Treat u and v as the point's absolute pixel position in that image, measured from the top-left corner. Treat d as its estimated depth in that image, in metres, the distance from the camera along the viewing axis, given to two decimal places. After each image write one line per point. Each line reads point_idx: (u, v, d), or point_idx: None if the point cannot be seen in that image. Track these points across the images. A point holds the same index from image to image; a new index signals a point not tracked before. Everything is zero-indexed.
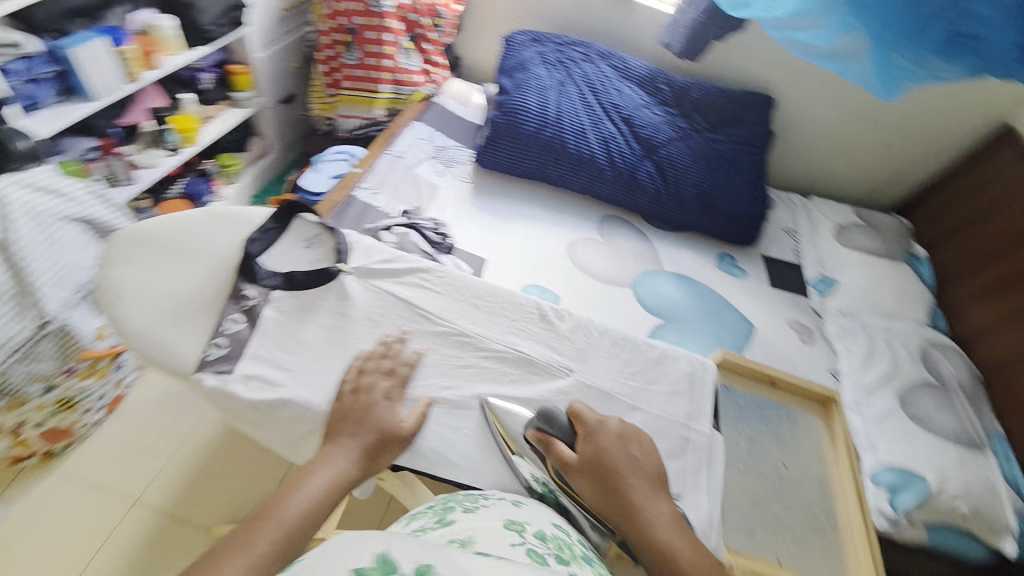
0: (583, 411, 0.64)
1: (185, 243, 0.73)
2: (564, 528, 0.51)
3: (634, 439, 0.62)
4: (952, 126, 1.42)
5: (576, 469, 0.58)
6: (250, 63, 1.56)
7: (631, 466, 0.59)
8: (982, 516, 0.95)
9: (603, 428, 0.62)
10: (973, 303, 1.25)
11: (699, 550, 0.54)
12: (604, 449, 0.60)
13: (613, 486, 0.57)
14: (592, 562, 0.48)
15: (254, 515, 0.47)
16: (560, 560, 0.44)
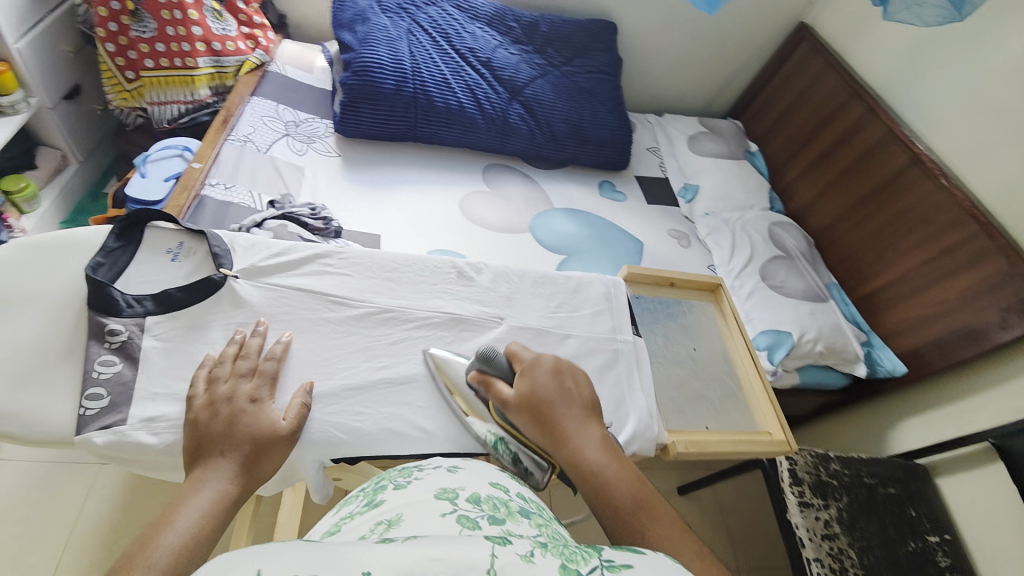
0: (521, 350, 0.65)
1: (5, 290, 0.59)
2: (502, 485, 0.47)
3: (568, 372, 0.64)
4: (762, 31, 1.63)
5: (514, 406, 0.59)
6: (9, 56, 1.20)
7: (563, 397, 0.61)
8: (835, 351, 1.21)
9: (537, 365, 0.63)
10: (798, 182, 1.51)
11: (625, 465, 0.56)
12: (538, 385, 0.61)
13: (547, 420, 0.58)
14: (531, 514, 0.44)
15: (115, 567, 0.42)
16: (494, 521, 0.40)
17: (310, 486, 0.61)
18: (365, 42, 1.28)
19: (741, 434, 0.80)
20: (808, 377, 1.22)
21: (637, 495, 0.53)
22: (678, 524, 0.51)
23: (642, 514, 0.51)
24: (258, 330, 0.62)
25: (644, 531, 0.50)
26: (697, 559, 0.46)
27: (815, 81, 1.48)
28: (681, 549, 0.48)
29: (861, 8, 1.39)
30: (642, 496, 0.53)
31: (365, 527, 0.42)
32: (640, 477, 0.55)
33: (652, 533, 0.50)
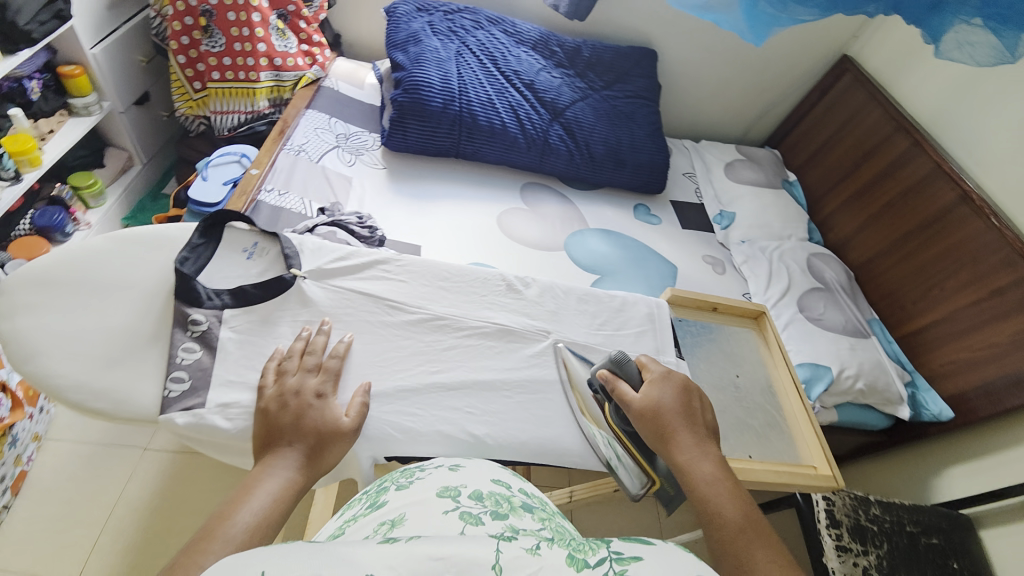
0: (649, 360, 0.69)
1: (100, 276, 0.63)
2: (504, 481, 0.48)
3: (695, 393, 0.66)
4: (805, 63, 1.63)
5: (636, 411, 0.63)
6: (85, 61, 1.30)
7: (686, 413, 0.63)
8: (877, 390, 1.17)
9: (666, 378, 0.66)
10: (840, 214, 1.48)
11: (738, 490, 0.57)
12: (664, 397, 0.64)
13: (666, 430, 0.61)
14: (534, 509, 0.45)
15: (194, 540, 0.44)
16: (497, 516, 0.41)
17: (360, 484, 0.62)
18: (416, 62, 1.34)
19: (786, 466, 0.79)
20: (846, 415, 1.19)
21: (747, 520, 0.54)
22: (786, 558, 0.51)
23: (749, 538, 0.52)
24: (323, 328, 0.65)
25: (750, 554, 0.51)
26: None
27: (857, 112, 1.47)
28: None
29: (909, 41, 1.37)
30: (752, 522, 0.54)
31: (369, 528, 0.41)
32: (752, 504, 0.56)
33: (759, 558, 0.50)
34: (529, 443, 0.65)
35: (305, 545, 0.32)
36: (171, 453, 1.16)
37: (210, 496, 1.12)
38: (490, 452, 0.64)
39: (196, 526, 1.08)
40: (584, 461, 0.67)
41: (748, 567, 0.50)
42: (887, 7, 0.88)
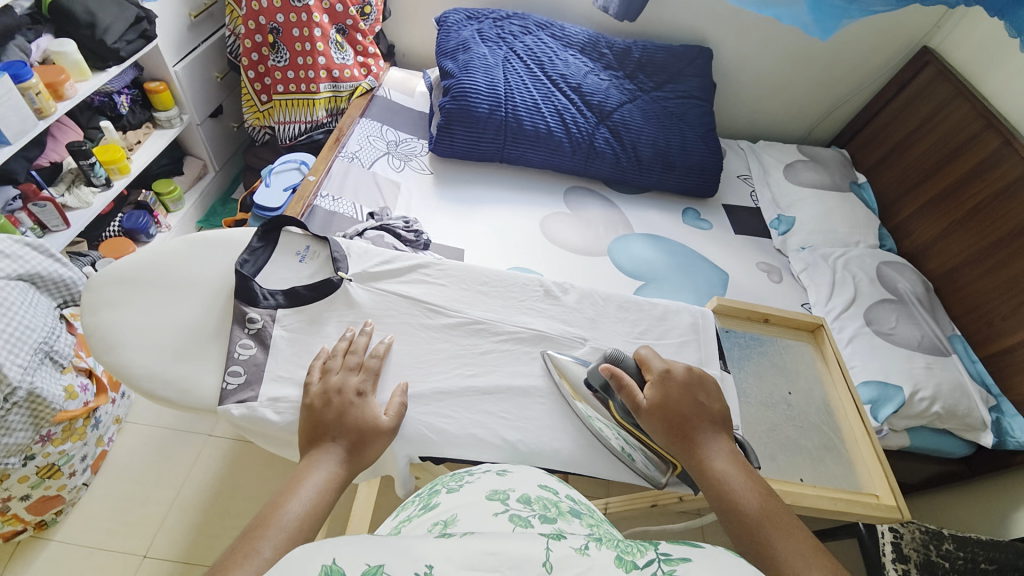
0: (650, 356, 0.68)
1: (173, 277, 0.70)
2: (551, 487, 0.48)
3: (700, 387, 0.66)
4: (879, 56, 1.51)
5: (645, 410, 0.63)
6: (168, 78, 1.43)
7: (694, 411, 0.63)
8: (956, 415, 1.06)
9: (668, 375, 0.65)
10: (916, 219, 1.35)
11: (753, 480, 0.57)
12: (672, 393, 0.64)
13: (677, 428, 0.61)
14: (582, 514, 0.45)
15: (252, 526, 0.47)
16: (546, 519, 0.41)
17: (397, 481, 0.64)
18: (465, 69, 1.37)
19: (841, 492, 0.73)
20: (920, 440, 1.08)
21: (766, 508, 0.54)
22: (810, 540, 0.51)
23: (770, 525, 0.53)
24: (365, 329, 0.67)
25: (773, 540, 0.52)
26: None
27: (942, 107, 1.33)
28: (814, 564, 0.49)
29: (998, 34, 1.25)
30: (772, 509, 0.54)
31: (424, 527, 0.42)
32: (769, 491, 0.57)
33: (782, 544, 0.51)
34: (563, 451, 0.64)
35: (343, 546, 0.32)
36: (229, 441, 1.26)
37: (260, 483, 1.20)
38: (524, 458, 0.64)
39: (247, 511, 1.16)
40: (618, 473, 0.65)
41: (769, 552, 0.51)
42: None
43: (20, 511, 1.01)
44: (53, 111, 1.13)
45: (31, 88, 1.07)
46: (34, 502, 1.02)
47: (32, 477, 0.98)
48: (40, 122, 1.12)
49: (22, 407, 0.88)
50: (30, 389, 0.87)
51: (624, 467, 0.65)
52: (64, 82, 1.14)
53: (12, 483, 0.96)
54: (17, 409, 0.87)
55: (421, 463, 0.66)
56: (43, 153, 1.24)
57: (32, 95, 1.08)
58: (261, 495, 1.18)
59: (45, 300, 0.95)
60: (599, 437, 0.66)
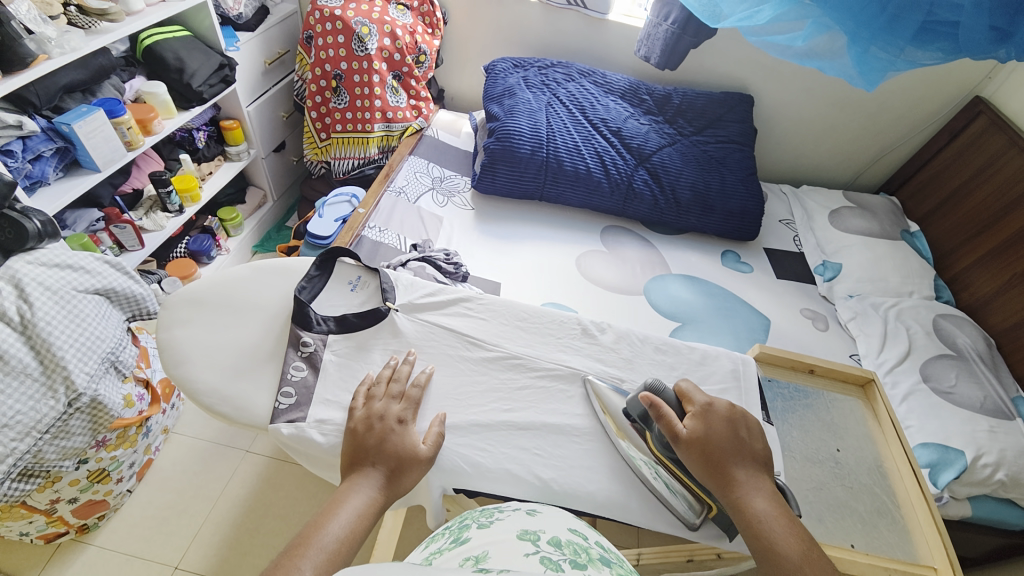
0: (691, 390, 0.67)
1: (237, 300, 0.76)
2: (581, 532, 0.48)
3: (743, 424, 0.65)
4: (929, 105, 1.49)
5: (684, 441, 0.62)
6: (241, 117, 1.58)
7: (735, 447, 0.62)
8: (1022, 485, 0.97)
9: (710, 409, 0.65)
10: (975, 271, 1.29)
11: (793, 523, 0.57)
12: (712, 427, 0.63)
13: (716, 463, 0.61)
14: (613, 563, 0.44)
15: (293, 546, 0.50)
16: (577, 565, 0.41)
17: (428, 511, 0.65)
18: (509, 113, 1.44)
19: (897, 562, 0.68)
20: (983, 510, 0.99)
21: (806, 556, 0.54)
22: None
23: (810, 574, 0.53)
24: (408, 358, 0.70)
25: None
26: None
27: (997, 158, 1.28)
28: None
29: None
30: (810, 556, 0.54)
31: (456, 560, 0.43)
32: (809, 537, 0.56)
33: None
34: (595, 493, 0.63)
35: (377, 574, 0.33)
36: (265, 458, 1.30)
37: (291, 503, 1.23)
38: (556, 498, 0.63)
39: (277, 529, 1.18)
40: (655, 523, 0.63)
41: None
42: (1020, 52, 0.80)
43: (66, 513, 1.06)
44: (140, 144, 1.27)
45: (123, 123, 1.20)
46: (79, 505, 1.07)
47: (83, 480, 1.04)
48: (127, 153, 1.25)
49: (84, 412, 0.94)
50: (93, 396, 0.93)
51: (660, 516, 0.63)
52: (151, 119, 1.28)
53: (63, 485, 1.01)
54: (79, 414, 0.93)
55: (453, 495, 0.67)
56: (129, 181, 1.38)
57: (123, 130, 1.21)
58: (291, 515, 1.21)
59: (117, 314, 1.04)
60: (634, 483, 0.64)
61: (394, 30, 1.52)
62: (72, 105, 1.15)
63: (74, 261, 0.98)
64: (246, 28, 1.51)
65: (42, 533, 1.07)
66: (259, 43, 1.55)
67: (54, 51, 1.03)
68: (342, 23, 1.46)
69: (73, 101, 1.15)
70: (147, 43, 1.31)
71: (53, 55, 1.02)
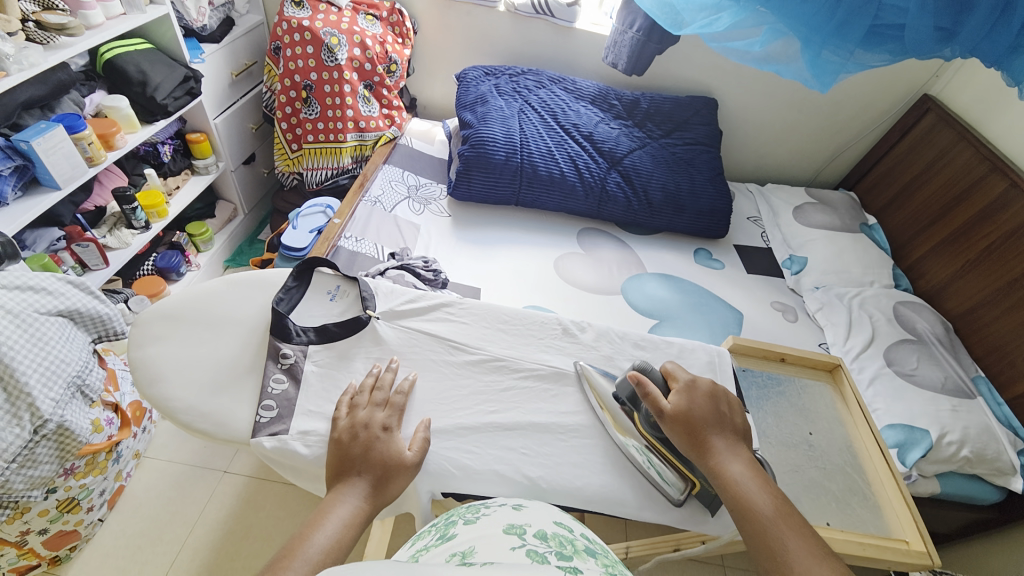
0: (676, 369, 0.70)
1: (213, 314, 0.74)
2: (566, 524, 0.48)
3: (724, 399, 0.68)
4: (882, 103, 1.57)
5: (668, 416, 0.64)
6: (208, 130, 1.54)
7: (716, 420, 0.65)
8: (986, 459, 1.03)
9: (694, 385, 0.68)
10: (930, 259, 1.36)
11: (769, 485, 0.60)
12: (695, 401, 0.66)
13: (695, 435, 0.63)
14: (597, 554, 0.45)
15: (277, 559, 0.50)
16: (562, 556, 0.41)
17: (418, 518, 0.65)
18: (483, 120, 1.45)
19: (871, 537, 0.71)
20: (950, 486, 1.04)
21: (778, 512, 0.57)
22: (819, 543, 0.55)
23: (783, 528, 0.56)
24: (391, 366, 0.70)
25: (785, 541, 0.55)
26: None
27: (946, 152, 1.37)
28: (822, 566, 0.52)
29: (994, 83, 1.30)
30: (784, 513, 0.57)
31: (441, 556, 0.43)
32: (782, 496, 0.59)
33: (793, 547, 0.54)
34: (584, 488, 0.64)
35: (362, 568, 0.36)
36: (245, 477, 1.26)
37: (273, 522, 1.20)
38: (546, 496, 0.64)
39: (260, 551, 1.15)
40: (644, 513, 0.64)
41: (786, 556, 0.54)
42: (963, 51, 0.86)
43: (37, 546, 1.01)
44: (102, 160, 1.22)
45: (84, 138, 1.16)
46: (50, 537, 1.02)
47: (52, 510, 0.99)
48: (88, 170, 1.21)
49: (50, 439, 0.90)
50: (60, 422, 0.89)
51: (649, 506, 0.64)
52: (113, 134, 1.24)
53: (31, 517, 0.96)
54: (45, 442, 0.90)
55: (442, 500, 0.67)
56: (90, 199, 1.33)
57: (83, 145, 1.17)
58: (274, 535, 1.17)
59: (81, 336, 0.99)
60: (618, 479, 0.66)
61: (364, 40, 1.52)
62: (30, 121, 1.11)
63: (35, 282, 0.94)
64: (211, 39, 1.48)
65: (11, 568, 1.02)
66: (224, 54, 1.52)
67: (12, 67, 0.99)
68: (311, 34, 1.45)
69: (32, 118, 1.12)
70: (108, 56, 1.27)
71: (11, 71, 0.99)
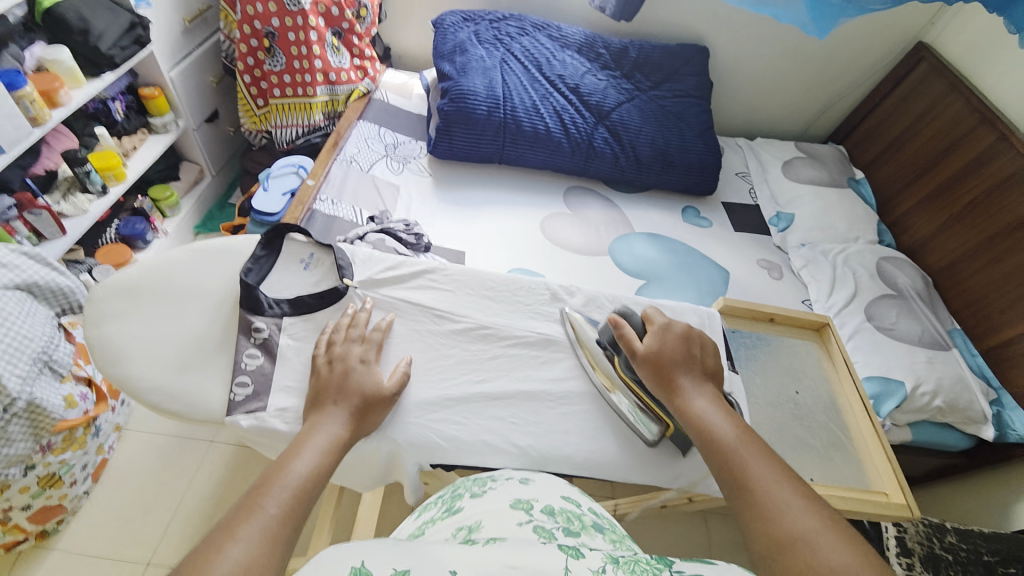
0: (655, 313, 0.70)
1: (178, 286, 0.69)
2: (573, 499, 0.49)
3: (697, 340, 0.67)
4: (876, 51, 1.51)
5: (641, 357, 0.65)
6: (163, 84, 1.42)
7: (685, 360, 0.65)
8: (957, 409, 1.07)
9: (669, 328, 0.67)
10: (914, 214, 1.36)
11: (733, 416, 0.60)
12: (669, 344, 0.65)
13: (665, 374, 0.63)
14: (605, 529, 0.45)
15: (257, 485, 0.47)
16: (569, 532, 0.42)
17: (406, 488, 0.65)
18: (462, 71, 1.36)
19: (851, 491, 0.73)
20: (922, 434, 1.09)
21: (740, 438, 0.57)
22: (780, 464, 0.54)
23: (744, 452, 0.55)
24: (365, 306, 0.70)
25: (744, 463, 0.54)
26: (803, 498, 0.50)
27: (937, 104, 1.34)
28: (780, 485, 0.51)
29: (991, 29, 1.26)
30: (746, 438, 0.57)
31: (448, 531, 0.43)
32: (746, 425, 0.59)
33: (752, 467, 0.54)
34: (573, 455, 0.64)
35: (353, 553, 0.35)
36: (234, 446, 1.25)
37: None
38: (536, 463, 0.63)
39: None
40: (632, 475, 0.65)
41: (745, 476, 0.53)
42: None
43: (21, 521, 1.00)
44: (48, 119, 1.12)
45: (25, 96, 1.05)
46: (34, 513, 1.01)
47: (33, 486, 0.97)
48: (34, 131, 1.10)
49: (21, 416, 0.87)
50: (30, 399, 0.85)
51: (635, 469, 0.65)
52: (57, 90, 1.13)
53: (13, 493, 0.95)
54: (16, 419, 0.86)
55: (432, 470, 0.66)
56: (38, 162, 1.22)
57: (26, 103, 1.07)
58: None
59: (43, 309, 0.93)
60: (605, 444, 0.66)
61: None
62: None
63: None
64: None
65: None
66: None
67: None
68: None
69: None
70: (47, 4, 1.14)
71: None
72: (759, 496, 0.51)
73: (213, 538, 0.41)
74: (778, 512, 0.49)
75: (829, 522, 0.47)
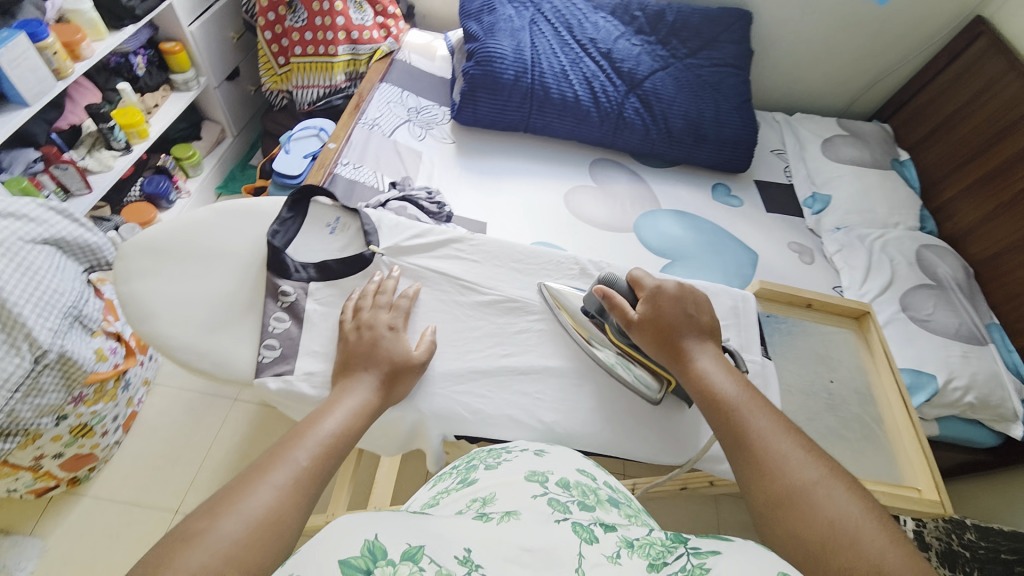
0: (643, 276, 0.67)
1: (203, 245, 0.69)
2: (589, 472, 0.48)
3: (692, 299, 0.65)
4: (933, 21, 1.40)
5: (636, 324, 0.63)
6: (185, 39, 1.39)
7: (683, 320, 0.63)
8: (989, 406, 1.03)
9: (661, 290, 0.64)
10: (960, 199, 1.28)
11: (734, 374, 0.59)
12: (662, 308, 0.63)
13: (664, 336, 0.62)
14: (620, 504, 0.45)
15: (287, 438, 0.49)
16: (585, 507, 0.41)
17: (428, 456, 0.65)
18: (489, 32, 1.29)
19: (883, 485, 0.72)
20: (949, 429, 1.06)
21: (742, 396, 0.56)
22: (782, 419, 0.54)
23: (746, 409, 0.55)
24: (393, 273, 0.69)
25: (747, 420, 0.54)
26: (805, 451, 0.51)
27: (994, 83, 1.24)
28: (783, 440, 0.52)
29: None
30: (748, 396, 0.56)
31: (462, 503, 0.43)
32: (747, 382, 0.59)
33: (755, 424, 0.54)
34: (597, 434, 0.63)
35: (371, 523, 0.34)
36: (255, 406, 1.28)
37: None
38: (559, 440, 0.63)
39: None
40: (659, 456, 0.64)
41: (747, 432, 0.53)
42: None
43: (54, 468, 1.04)
44: (71, 73, 1.10)
45: (48, 48, 1.04)
46: (66, 460, 1.05)
47: (66, 435, 1.01)
48: (58, 84, 1.09)
49: (54, 368, 0.90)
50: (61, 350, 0.88)
51: (662, 451, 0.64)
52: (80, 42, 1.11)
53: (46, 441, 0.98)
54: (48, 371, 0.89)
55: (454, 441, 0.67)
56: (63, 116, 1.22)
57: (49, 55, 1.05)
58: None
59: (71, 264, 0.94)
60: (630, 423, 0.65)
61: None
62: None
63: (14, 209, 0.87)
64: None
65: (32, 488, 1.06)
66: None
67: None
68: None
69: None
70: None
71: None
72: (762, 452, 0.51)
73: (245, 477, 0.43)
74: (784, 467, 0.49)
75: (830, 478, 0.48)
